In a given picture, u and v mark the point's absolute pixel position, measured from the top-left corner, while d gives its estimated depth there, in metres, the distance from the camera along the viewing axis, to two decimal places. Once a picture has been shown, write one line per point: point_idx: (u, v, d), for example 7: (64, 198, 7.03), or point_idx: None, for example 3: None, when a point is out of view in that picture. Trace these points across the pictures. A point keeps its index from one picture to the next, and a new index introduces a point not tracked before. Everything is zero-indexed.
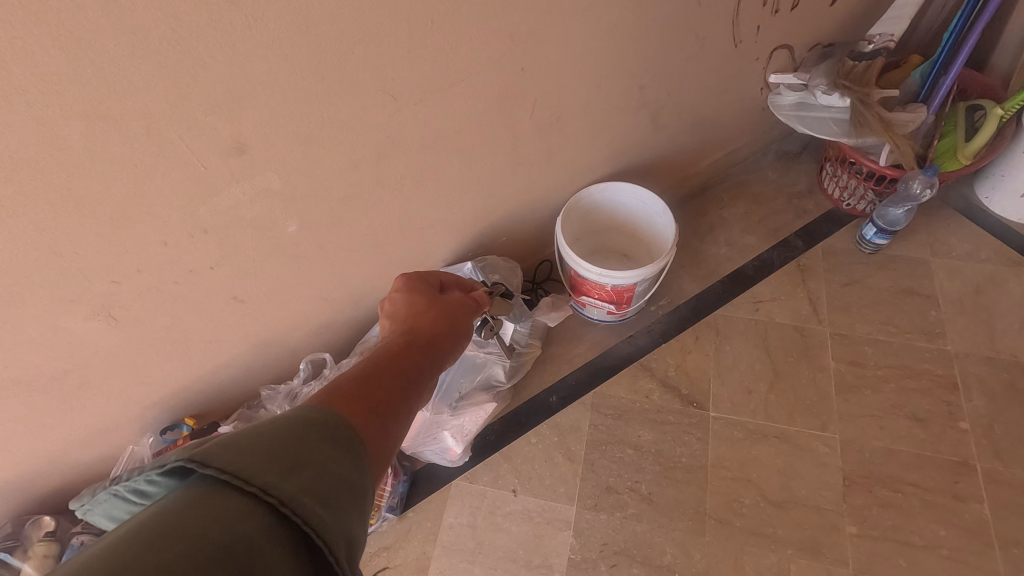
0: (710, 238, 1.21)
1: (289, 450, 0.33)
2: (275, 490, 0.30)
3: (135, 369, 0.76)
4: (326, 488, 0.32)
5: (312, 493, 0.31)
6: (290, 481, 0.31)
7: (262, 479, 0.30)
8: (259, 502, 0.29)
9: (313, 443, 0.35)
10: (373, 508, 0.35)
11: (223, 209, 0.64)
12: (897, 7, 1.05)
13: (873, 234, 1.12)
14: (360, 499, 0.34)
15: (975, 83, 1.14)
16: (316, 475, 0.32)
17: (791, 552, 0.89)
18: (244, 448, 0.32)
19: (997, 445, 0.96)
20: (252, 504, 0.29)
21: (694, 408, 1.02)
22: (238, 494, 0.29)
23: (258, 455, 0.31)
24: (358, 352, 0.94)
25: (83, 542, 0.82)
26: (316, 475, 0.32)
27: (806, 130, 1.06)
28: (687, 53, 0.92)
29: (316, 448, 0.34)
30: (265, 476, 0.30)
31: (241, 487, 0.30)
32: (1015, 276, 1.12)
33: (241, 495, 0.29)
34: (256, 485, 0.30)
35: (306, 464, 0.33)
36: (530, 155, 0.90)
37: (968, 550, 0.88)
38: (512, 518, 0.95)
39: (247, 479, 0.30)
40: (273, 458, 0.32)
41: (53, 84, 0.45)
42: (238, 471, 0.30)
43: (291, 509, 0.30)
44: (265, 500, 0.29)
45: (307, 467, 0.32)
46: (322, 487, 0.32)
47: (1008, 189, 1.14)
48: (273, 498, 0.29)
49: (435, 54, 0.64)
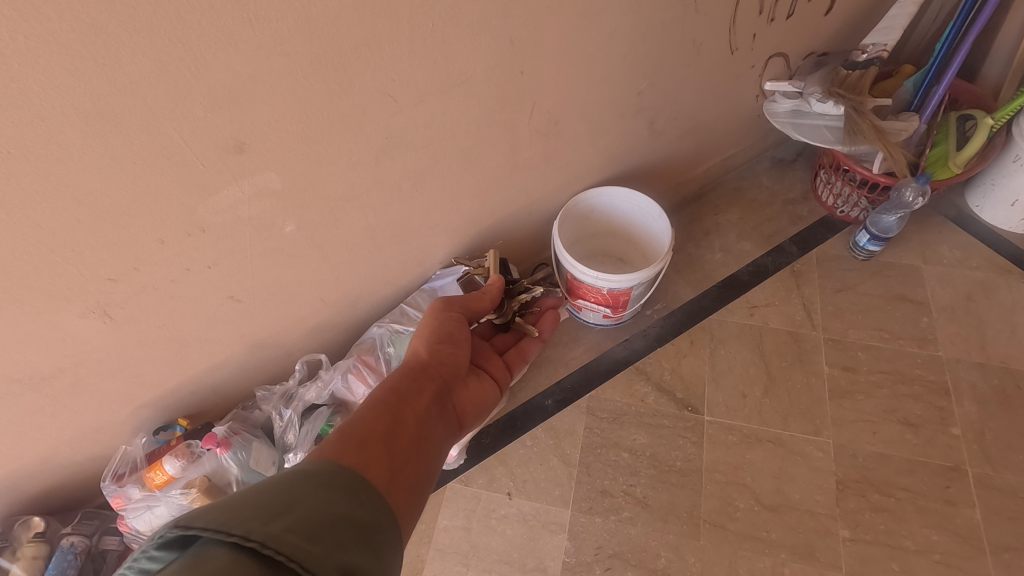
0: (705, 244, 1.22)
1: (267, 505, 0.38)
2: (257, 535, 0.34)
3: (129, 368, 0.75)
4: (308, 528, 0.37)
5: (293, 533, 0.36)
6: (270, 526, 0.36)
7: (244, 528, 0.35)
8: (245, 549, 0.34)
9: (292, 495, 0.40)
10: (358, 542, 0.40)
11: (222, 207, 0.63)
12: (890, 18, 1.06)
13: (866, 241, 1.14)
14: (343, 533, 0.39)
15: (966, 94, 1.16)
16: (297, 520, 0.37)
17: (785, 556, 0.90)
18: (225, 509, 0.36)
19: (987, 451, 0.97)
20: (239, 552, 0.33)
21: (688, 412, 1.03)
22: (225, 547, 0.34)
23: (239, 512, 0.36)
24: (354, 353, 0.94)
25: (73, 544, 0.83)
26: (295, 519, 0.37)
27: (801, 137, 1.08)
28: (684, 60, 0.93)
29: (295, 499, 0.40)
30: (246, 524, 0.35)
31: (225, 538, 0.34)
32: (1005, 283, 1.14)
33: (227, 546, 0.34)
34: (237, 533, 0.34)
35: (285, 512, 0.38)
36: (528, 159, 0.90)
37: (960, 554, 0.89)
38: (507, 521, 0.95)
39: (228, 531, 0.34)
40: (254, 512, 0.36)
41: (56, 81, 0.45)
42: (223, 525, 0.34)
43: (275, 548, 0.34)
44: (249, 545, 0.34)
45: (285, 513, 0.37)
46: (304, 528, 0.37)
47: (998, 198, 1.16)
48: (256, 542, 0.34)
49: (436, 56, 0.65)
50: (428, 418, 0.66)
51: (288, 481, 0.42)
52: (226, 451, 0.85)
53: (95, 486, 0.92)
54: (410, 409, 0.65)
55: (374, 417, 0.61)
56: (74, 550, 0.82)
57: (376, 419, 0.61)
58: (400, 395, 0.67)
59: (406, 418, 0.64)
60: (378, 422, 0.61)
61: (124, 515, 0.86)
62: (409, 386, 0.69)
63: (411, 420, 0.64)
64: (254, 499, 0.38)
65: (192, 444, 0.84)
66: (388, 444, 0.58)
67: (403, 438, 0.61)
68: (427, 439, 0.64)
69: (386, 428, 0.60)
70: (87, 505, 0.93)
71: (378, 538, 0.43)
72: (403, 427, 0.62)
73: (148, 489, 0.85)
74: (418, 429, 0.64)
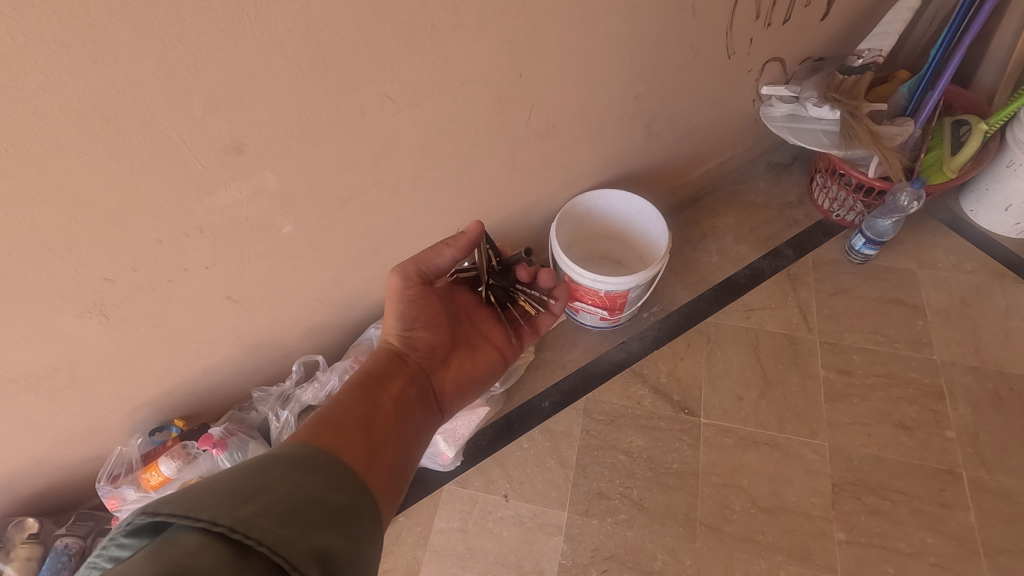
0: (702, 246, 1.22)
1: (238, 490, 0.37)
2: (225, 519, 0.34)
3: (125, 368, 0.75)
4: (277, 511, 0.37)
5: (263, 516, 0.36)
6: (239, 510, 0.35)
7: (213, 513, 0.35)
8: (213, 534, 0.34)
9: (265, 479, 0.40)
10: (335, 524, 0.40)
11: (220, 208, 0.63)
12: (885, 24, 1.08)
13: (862, 245, 1.14)
14: (317, 515, 0.39)
15: (960, 99, 1.17)
16: (267, 503, 0.37)
17: (781, 558, 0.90)
18: (194, 494, 0.36)
19: (982, 453, 0.97)
20: (207, 537, 0.33)
21: (685, 414, 1.03)
22: (194, 532, 0.34)
23: (208, 496, 0.36)
24: (351, 354, 0.94)
25: (67, 545, 0.82)
26: (266, 502, 0.37)
27: (797, 141, 1.08)
28: (682, 63, 0.94)
29: (269, 482, 0.40)
30: (214, 509, 0.35)
31: (193, 523, 0.34)
32: (999, 287, 1.15)
33: (195, 531, 0.33)
34: (205, 519, 0.34)
35: (256, 495, 0.37)
36: (526, 161, 0.90)
37: (954, 557, 0.89)
38: (504, 523, 0.95)
39: (196, 516, 0.34)
40: (224, 497, 0.36)
41: (54, 80, 0.45)
42: (191, 510, 0.34)
43: (243, 531, 0.34)
44: (216, 530, 0.34)
45: (256, 497, 0.37)
46: (273, 511, 0.37)
47: (992, 203, 1.17)
48: (223, 527, 0.34)
49: (435, 58, 0.65)
50: (407, 401, 0.66)
51: (264, 464, 0.42)
52: (221, 453, 0.84)
53: (89, 487, 0.91)
54: (387, 392, 0.65)
55: (351, 401, 0.62)
56: (68, 551, 0.82)
57: (352, 403, 0.61)
58: (377, 379, 0.66)
59: (383, 402, 0.64)
60: (354, 406, 0.61)
61: (119, 515, 0.86)
62: (385, 369, 0.68)
63: (388, 404, 0.64)
64: (226, 483, 0.38)
65: (188, 445, 0.84)
66: (365, 428, 0.58)
67: (380, 421, 0.61)
68: (406, 421, 0.64)
69: (363, 411, 0.60)
70: (82, 506, 0.93)
71: (358, 520, 0.42)
72: (381, 411, 0.62)
73: (142, 491, 0.85)
74: (396, 412, 0.63)
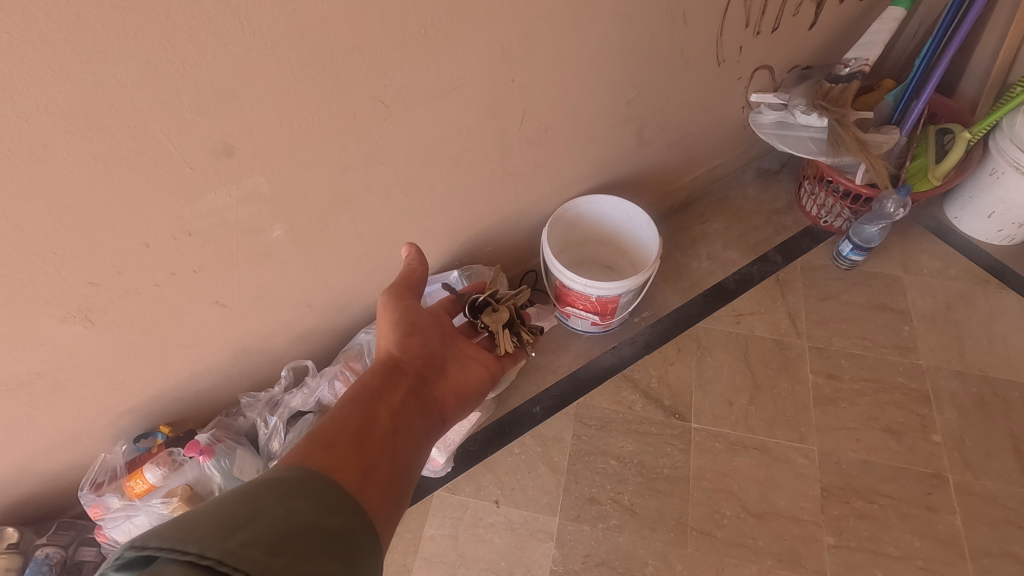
0: (692, 252, 1.23)
1: (227, 518, 0.37)
2: (213, 552, 0.33)
3: (109, 374, 0.74)
4: (269, 542, 0.36)
5: (252, 548, 0.35)
6: (228, 541, 0.34)
7: (200, 545, 0.34)
8: (201, 567, 0.33)
9: (257, 506, 0.39)
10: (327, 551, 0.39)
11: (210, 210, 0.63)
12: (872, 33, 1.09)
13: (849, 251, 1.16)
14: (309, 544, 0.38)
15: (944, 108, 1.20)
16: (256, 534, 0.36)
17: (771, 563, 0.90)
18: (184, 524, 0.35)
19: (967, 458, 0.99)
20: (193, 571, 0.33)
21: (675, 419, 1.03)
22: (180, 565, 0.33)
23: (198, 527, 0.35)
24: (339, 361, 0.93)
25: (48, 556, 0.80)
26: (257, 532, 0.36)
27: (786, 148, 1.09)
28: (673, 70, 0.95)
29: (261, 510, 0.39)
30: (202, 541, 0.34)
31: (180, 557, 0.33)
32: (983, 294, 1.16)
33: (181, 564, 0.33)
34: (193, 551, 0.33)
35: (246, 524, 0.37)
36: (519, 166, 0.90)
37: (941, 560, 0.90)
38: (495, 529, 0.94)
39: (183, 549, 0.33)
40: (213, 526, 0.35)
41: (40, 82, 0.45)
42: (178, 543, 0.33)
43: (232, 564, 0.33)
44: (204, 562, 0.33)
45: (246, 526, 0.36)
46: (264, 541, 0.36)
47: (975, 210, 1.18)
48: (211, 560, 0.33)
49: (428, 64, 0.65)
50: (405, 412, 0.65)
51: (257, 488, 0.41)
52: (209, 459, 0.83)
53: (71, 496, 0.89)
54: (384, 405, 0.64)
55: (345, 416, 0.60)
56: (48, 561, 0.79)
57: (347, 417, 0.60)
58: (374, 392, 0.65)
59: (379, 413, 0.63)
60: (349, 421, 0.59)
61: (103, 525, 0.83)
62: (383, 381, 0.67)
63: (385, 416, 0.63)
64: (214, 512, 0.37)
65: (173, 452, 0.82)
66: (360, 440, 0.57)
67: (376, 435, 0.59)
68: (404, 433, 0.63)
69: (357, 426, 0.59)
70: (64, 515, 0.91)
71: (352, 547, 0.42)
72: (376, 423, 0.61)
73: (127, 498, 0.82)
74: (393, 424, 0.62)
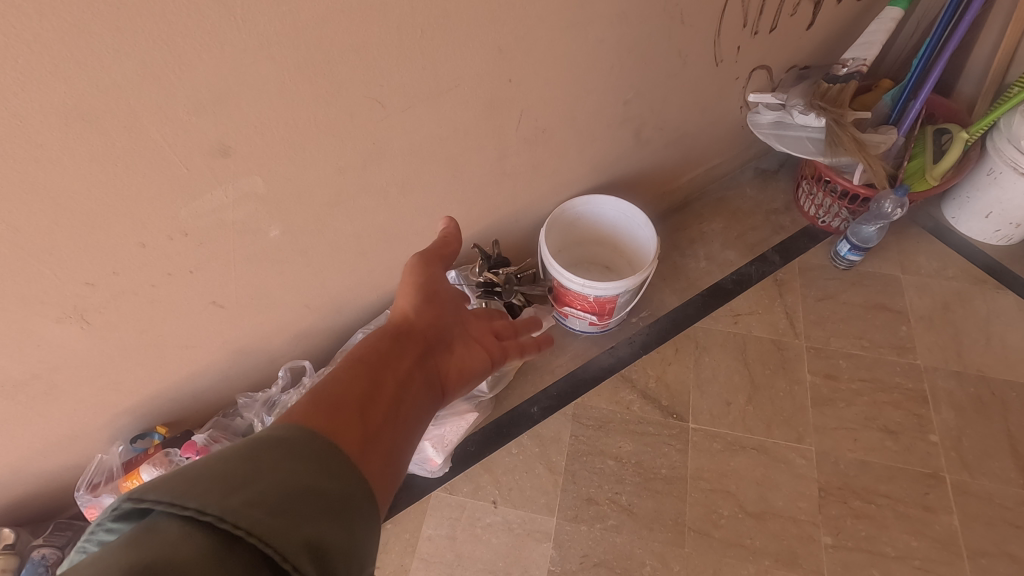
0: (690, 252, 1.23)
1: (230, 474, 0.35)
2: (212, 508, 0.32)
3: (106, 374, 0.73)
4: (270, 500, 0.34)
5: (253, 505, 0.33)
6: (230, 499, 0.33)
7: (201, 500, 0.32)
8: (199, 522, 0.31)
9: (264, 459, 0.37)
10: (333, 510, 0.37)
11: (206, 211, 0.63)
12: (869, 33, 1.09)
13: (847, 251, 1.16)
14: (312, 505, 0.36)
15: (942, 108, 1.20)
16: (259, 491, 0.34)
17: (768, 563, 0.90)
18: (186, 477, 0.34)
19: (965, 458, 0.99)
20: (191, 527, 0.31)
21: (673, 419, 1.03)
22: (178, 520, 0.31)
23: (198, 481, 0.33)
24: (338, 361, 0.93)
25: (44, 556, 0.80)
26: (259, 489, 0.34)
27: (784, 148, 1.10)
28: (671, 70, 0.95)
29: (267, 464, 0.37)
30: (202, 497, 0.32)
31: (179, 511, 0.31)
32: (981, 294, 1.16)
33: (180, 520, 0.31)
34: (192, 507, 0.32)
35: (248, 482, 0.35)
36: (516, 166, 0.90)
37: (939, 560, 0.90)
38: (493, 530, 0.94)
39: (181, 504, 0.32)
40: (215, 481, 0.34)
41: (35, 81, 0.44)
42: (178, 496, 0.32)
43: (231, 522, 0.32)
44: (202, 518, 0.31)
45: (248, 484, 0.34)
46: (267, 499, 0.34)
47: (973, 210, 1.19)
48: (209, 516, 0.31)
49: (425, 63, 0.65)
50: (411, 384, 0.60)
51: (262, 442, 0.39)
52: None
53: (68, 496, 0.89)
54: (392, 373, 0.59)
55: (350, 379, 0.55)
56: (45, 562, 0.80)
57: (352, 381, 0.55)
58: (381, 358, 0.61)
59: (385, 381, 0.58)
60: (354, 386, 0.54)
61: None
62: (392, 349, 0.63)
63: (391, 384, 0.58)
64: (218, 465, 0.35)
65: (170, 452, 0.82)
66: (363, 406, 0.52)
67: (380, 404, 0.55)
68: (409, 406, 0.58)
69: (362, 392, 0.54)
70: (61, 516, 0.91)
71: (356, 510, 0.39)
72: (382, 391, 0.56)
73: None
74: (398, 394, 0.57)
